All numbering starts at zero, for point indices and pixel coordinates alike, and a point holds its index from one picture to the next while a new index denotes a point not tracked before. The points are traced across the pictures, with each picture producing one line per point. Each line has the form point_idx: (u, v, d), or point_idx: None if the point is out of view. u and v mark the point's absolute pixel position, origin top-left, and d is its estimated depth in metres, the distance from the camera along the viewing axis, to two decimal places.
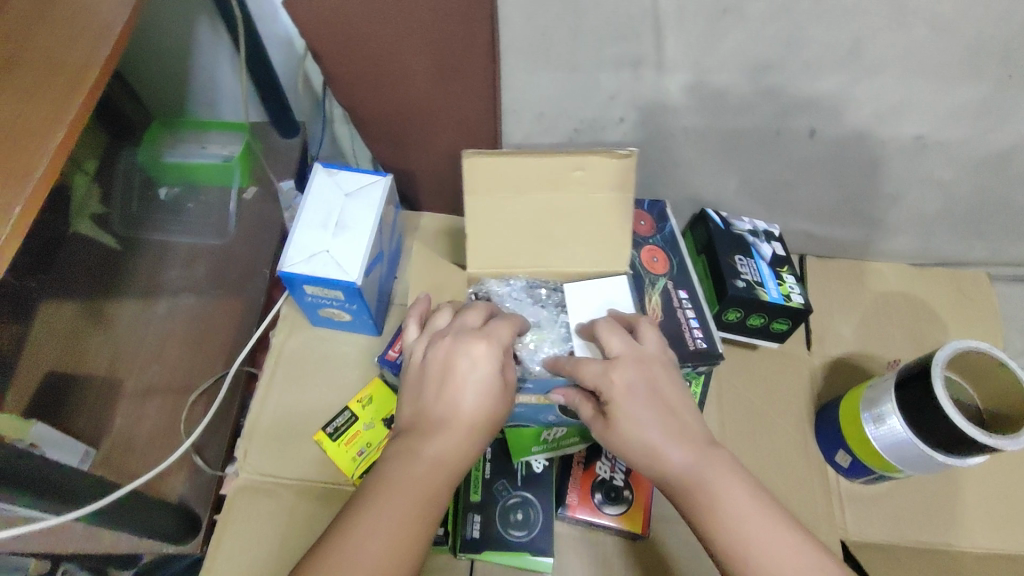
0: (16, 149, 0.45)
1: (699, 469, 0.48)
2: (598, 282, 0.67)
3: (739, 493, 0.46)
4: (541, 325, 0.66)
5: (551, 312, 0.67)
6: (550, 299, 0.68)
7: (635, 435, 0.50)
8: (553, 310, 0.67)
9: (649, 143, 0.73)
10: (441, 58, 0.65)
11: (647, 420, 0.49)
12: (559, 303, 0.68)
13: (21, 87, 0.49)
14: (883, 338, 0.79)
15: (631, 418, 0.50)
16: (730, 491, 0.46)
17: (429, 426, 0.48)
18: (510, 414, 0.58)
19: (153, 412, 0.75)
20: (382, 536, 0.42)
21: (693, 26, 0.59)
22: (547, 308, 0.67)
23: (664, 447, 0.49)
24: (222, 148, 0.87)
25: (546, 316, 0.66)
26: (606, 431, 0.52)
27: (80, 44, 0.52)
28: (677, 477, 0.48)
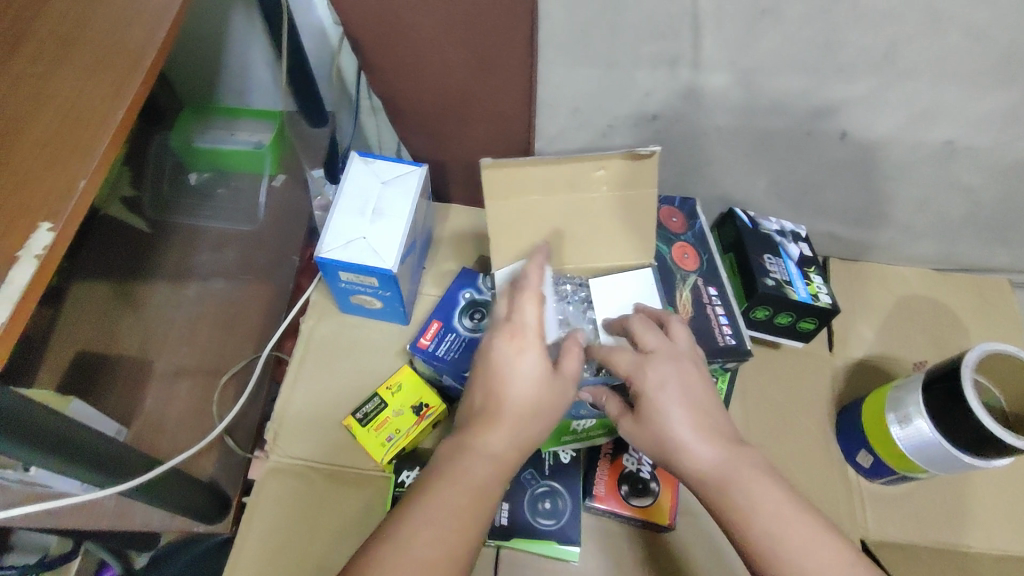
0: (79, 128, 0.47)
1: (735, 462, 0.49)
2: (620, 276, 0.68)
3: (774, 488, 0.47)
4: (569, 322, 0.65)
5: (580, 308, 0.66)
6: (576, 295, 0.67)
7: (660, 429, 0.50)
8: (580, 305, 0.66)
9: (680, 141, 0.74)
10: (479, 51, 0.66)
11: (677, 415, 0.50)
12: (585, 299, 0.67)
13: (81, 68, 0.50)
14: (905, 341, 0.80)
15: (660, 412, 0.50)
16: (765, 485, 0.47)
17: (477, 417, 0.48)
18: None
19: (183, 392, 0.75)
20: (423, 519, 0.43)
21: (731, 27, 0.59)
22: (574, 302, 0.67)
23: (700, 440, 0.49)
24: (252, 134, 0.87)
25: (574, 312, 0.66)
26: (634, 427, 0.53)
27: (137, 25, 0.53)
28: (711, 470, 0.49)
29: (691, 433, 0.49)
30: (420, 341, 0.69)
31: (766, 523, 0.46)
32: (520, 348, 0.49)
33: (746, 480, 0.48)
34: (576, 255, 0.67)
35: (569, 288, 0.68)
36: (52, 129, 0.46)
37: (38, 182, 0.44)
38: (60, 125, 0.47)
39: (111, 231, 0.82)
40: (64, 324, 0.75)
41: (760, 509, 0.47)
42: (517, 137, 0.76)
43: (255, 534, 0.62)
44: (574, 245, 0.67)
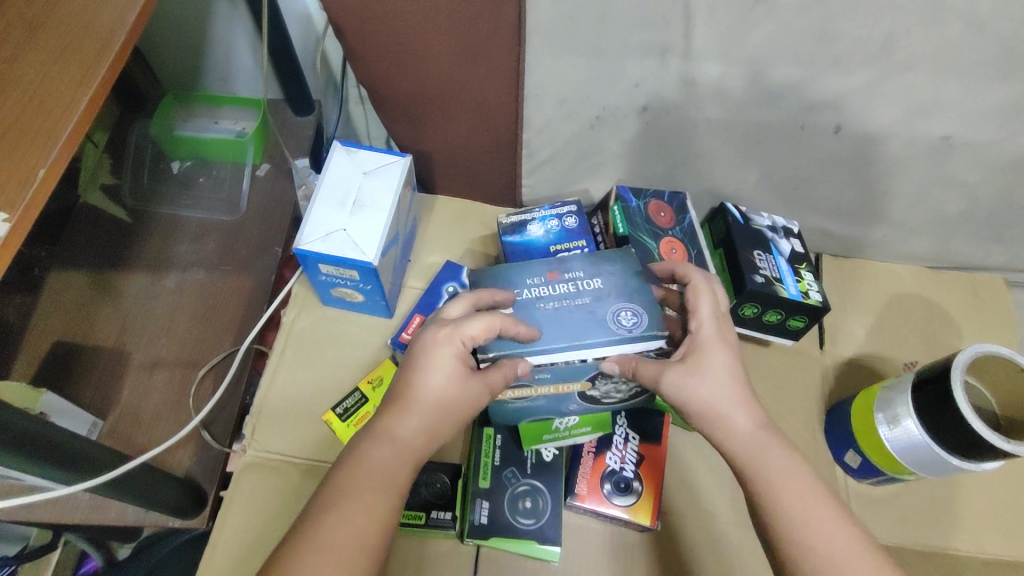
0: (42, 113, 0.45)
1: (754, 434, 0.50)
2: (604, 277, 0.56)
3: (781, 465, 0.49)
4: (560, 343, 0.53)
5: (562, 301, 0.54)
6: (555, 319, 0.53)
7: (713, 385, 0.51)
8: (566, 298, 0.55)
9: (670, 135, 0.72)
10: (465, 43, 0.64)
11: (722, 378, 0.51)
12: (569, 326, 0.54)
13: (47, 50, 0.48)
14: (896, 340, 0.79)
15: (717, 371, 0.52)
16: (768, 464, 0.49)
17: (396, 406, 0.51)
18: (530, 405, 0.59)
19: (161, 385, 0.73)
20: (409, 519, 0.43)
21: (724, 15, 0.58)
22: (562, 287, 0.55)
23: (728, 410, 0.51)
24: (235, 123, 0.87)
25: (556, 303, 0.54)
26: (683, 375, 0.51)
27: (108, 6, 0.51)
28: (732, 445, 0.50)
29: (727, 400, 0.51)
30: (401, 336, 0.69)
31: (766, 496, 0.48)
32: (445, 339, 0.52)
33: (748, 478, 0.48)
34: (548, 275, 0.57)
35: (567, 269, 0.57)
36: (14, 112, 0.45)
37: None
38: (21, 108, 0.45)
39: (92, 220, 0.82)
40: (42, 313, 0.75)
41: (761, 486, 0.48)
42: (503, 129, 0.74)
43: (232, 528, 0.61)
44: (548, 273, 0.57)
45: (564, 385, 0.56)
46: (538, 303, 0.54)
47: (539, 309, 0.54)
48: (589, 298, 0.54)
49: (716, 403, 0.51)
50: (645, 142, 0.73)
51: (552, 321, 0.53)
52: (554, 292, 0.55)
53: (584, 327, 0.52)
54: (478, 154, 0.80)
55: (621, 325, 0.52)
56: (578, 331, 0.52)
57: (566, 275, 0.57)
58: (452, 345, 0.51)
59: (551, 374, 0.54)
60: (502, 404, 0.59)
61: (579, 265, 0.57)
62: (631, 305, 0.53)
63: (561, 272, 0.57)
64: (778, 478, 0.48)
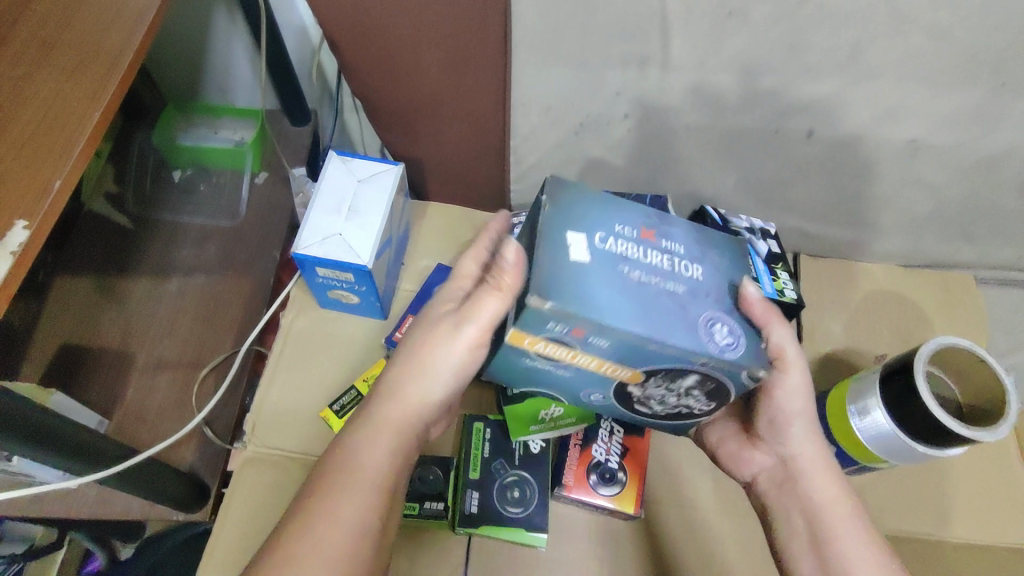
0: (58, 128, 0.48)
1: (819, 493, 0.56)
2: (710, 267, 0.49)
3: (839, 524, 0.54)
4: (642, 314, 0.43)
5: (651, 275, 0.46)
6: (638, 286, 0.45)
7: (794, 440, 0.58)
8: (658, 272, 0.46)
9: (650, 140, 0.75)
10: (454, 54, 0.68)
11: (810, 432, 0.58)
12: (652, 288, 0.45)
13: (62, 68, 0.51)
14: (870, 335, 0.82)
15: (802, 427, 0.57)
16: (830, 524, 0.54)
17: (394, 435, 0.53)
18: (550, 375, 0.51)
19: (167, 384, 0.76)
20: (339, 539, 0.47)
21: (700, 28, 0.61)
22: (656, 256, 0.47)
23: (808, 468, 0.57)
24: (234, 132, 0.90)
25: (642, 273, 0.45)
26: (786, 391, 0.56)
27: (116, 28, 0.55)
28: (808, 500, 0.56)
29: (805, 461, 0.57)
30: (394, 335, 0.72)
31: (817, 548, 0.54)
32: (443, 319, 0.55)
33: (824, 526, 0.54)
34: (640, 223, 0.48)
35: (665, 237, 0.49)
36: (30, 128, 0.48)
37: (14, 181, 0.45)
38: (37, 124, 0.48)
39: (94, 226, 0.85)
40: (46, 320, 0.77)
41: (816, 537, 0.54)
42: (492, 137, 0.78)
43: (234, 523, 0.64)
44: (640, 219, 0.49)
45: (609, 366, 0.47)
46: (623, 265, 0.45)
47: (620, 271, 0.45)
48: (685, 289, 0.46)
49: (798, 466, 0.58)
50: (629, 146, 0.77)
51: (634, 295, 0.44)
52: (644, 259, 0.46)
53: (670, 324, 0.44)
54: (467, 159, 0.83)
55: (715, 341, 0.45)
56: (663, 325, 0.43)
57: (662, 239, 0.48)
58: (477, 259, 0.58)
59: (606, 346, 0.44)
60: (507, 352, 0.50)
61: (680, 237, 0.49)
62: (729, 321, 0.46)
63: (658, 236, 0.48)
64: (843, 540, 0.53)
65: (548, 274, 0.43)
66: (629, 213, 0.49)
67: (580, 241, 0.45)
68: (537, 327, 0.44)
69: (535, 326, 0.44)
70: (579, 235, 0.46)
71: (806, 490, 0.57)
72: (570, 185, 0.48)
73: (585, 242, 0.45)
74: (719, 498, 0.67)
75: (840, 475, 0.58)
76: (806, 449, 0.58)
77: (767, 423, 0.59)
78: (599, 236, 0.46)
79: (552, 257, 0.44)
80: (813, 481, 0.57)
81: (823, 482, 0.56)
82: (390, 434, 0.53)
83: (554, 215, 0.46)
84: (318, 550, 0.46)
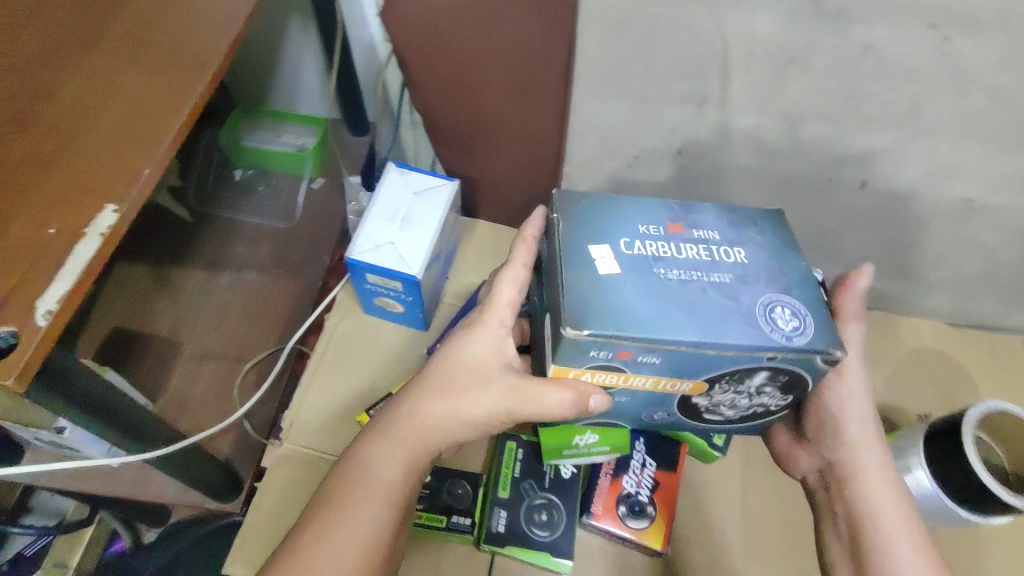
0: (150, 120, 0.51)
1: (876, 499, 0.56)
2: (755, 254, 0.49)
3: (893, 531, 0.54)
4: (691, 318, 0.44)
5: (689, 272, 0.47)
6: (682, 287, 0.46)
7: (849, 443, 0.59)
8: (696, 270, 0.47)
9: (702, 176, 0.76)
10: (518, 77, 0.72)
11: (868, 437, 0.59)
12: (698, 287, 0.46)
13: (155, 66, 0.55)
14: (913, 392, 0.80)
15: (862, 433, 0.59)
16: (882, 531, 0.54)
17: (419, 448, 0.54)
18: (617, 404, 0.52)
19: (211, 374, 0.78)
20: (355, 547, 0.49)
21: (760, 72, 0.63)
22: (693, 252, 0.48)
23: (865, 471, 0.58)
24: (297, 138, 0.93)
25: (680, 274, 0.46)
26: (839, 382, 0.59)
27: (207, 31, 0.58)
28: (866, 503, 0.56)
29: (867, 464, 0.58)
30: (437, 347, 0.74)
31: (860, 556, 0.55)
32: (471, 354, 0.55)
33: (880, 535, 0.54)
34: (665, 223, 0.50)
35: (695, 228, 0.50)
36: (123, 119, 0.51)
37: (105, 167, 0.48)
38: (131, 116, 0.51)
39: (155, 216, 0.88)
40: (104, 301, 0.80)
41: (858, 541, 0.55)
42: (546, 160, 0.81)
43: (264, 518, 0.64)
44: (670, 216, 0.51)
45: (668, 380, 0.47)
46: (659, 268, 0.47)
47: (656, 274, 0.46)
48: (730, 277, 0.47)
49: (855, 467, 0.58)
50: (679, 182, 0.78)
51: (677, 298, 0.45)
52: (678, 256, 0.48)
53: (721, 317, 0.44)
54: (520, 181, 0.87)
55: (778, 329, 0.44)
56: (716, 325, 0.43)
57: (692, 232, 0.50)
58: (513, 283, 0.55)
59: (660, 360, 0.44)
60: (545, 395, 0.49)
61: (711, 228, 0.50)
62: (789, 302, 0.46)
63: (687, 229, 0.50)
64: (901, 550, 0.53)
65: (583, 297, 0.44)
66: (657, 215, 0.51)
67: (609, 257, 0.47)
68: (580, 358, 0.45)
69: (576, 356, 0.45)
70: (603, 252, 0.47)
71: (865, 497, 0.57)
72: (591, 199, 0.51)
73: (615, 252, 0.47)
74: (749, 543, 0.66)
75: (900, 484, 0.57)
76: (864, 455, 0.59)
77: (811, 409, 0.61)
78: (625, 243, 0.48)
79: (583, 275, 0.46)
80: (866, 484, 0.57)
81: (880, 487, 0.57)
82: (404, 447, 0.53)
83: (569, 236, 0.48)
84: (335, 561, 0.48)
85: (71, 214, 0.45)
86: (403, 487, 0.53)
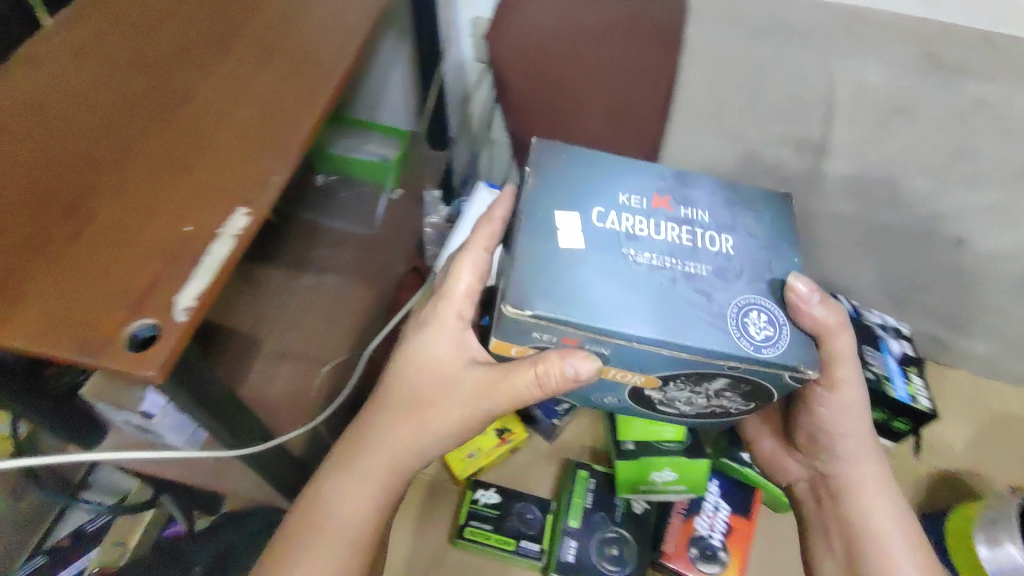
0: (279, 126, 0.53)
1: (871, 518, 0.56)
2: (739, 245, 0.46)
3: (892, 552, 0.54)
4: (642, 308, 0.41)
5: (666, 258, 0.44)
6: (646, 273, 0.43)
7: (847, 458, 0.57)
8: (673, 257, 0.44)
9: (793, 221, 0.75)
10: (619, 109, 0.72)
11: (868, 455, 0.57)
12: (663, 275, 0.43)
13: (282, 73, 0.57)
14: (996, 459, 0.77)
15: (858, 449, 0.57)
16: (875, 551, 0.54)
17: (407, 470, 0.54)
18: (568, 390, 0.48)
19: (291, 375, 0.79)
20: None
21: (865, 121, 0.67)
22: (671, 236, 0.45)
23: (862, 487, 0.57)
24: (380, 149, 0.95)
25: (651, 260, 0.44)
26: (829, 395, 0.54)
27: (332, 41, 0.60)
28: (863, 520, 0.56)
29: (861, 481, 0.57)
30: None
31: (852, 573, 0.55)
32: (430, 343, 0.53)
33: (873, 554, 0.54)
34: (647, 199, 0.47)
35: (683, 207, 0.47)
36: (254, 123, 0.53)
37: (239, 169, 0.50)
38: (261, 121, 0.53)
39: None
40: None
41: (852, 560, 0.55)
42: None
43: None
44: (657, 194, 0.48)
45: (623, 372, 0.44)
46: (630, 248, 0.44)
47: (624, 255, 0.44)
48: (708, 270, 0.44)
49: (848, 481, 0.57)
50: None
51: (643, 284, 0.43)
52: (656, 237, 0.45)
53: (684, 313, 0.42)
54: None
55: (749, 334, 0.42)
56: (678, 323, 0.41)
57: (677, 213, 0.47)
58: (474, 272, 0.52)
59: (610, 351, 0.42)
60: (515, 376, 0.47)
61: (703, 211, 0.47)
62: (766, 308, 0.44)
63: (674, 206, 0.47)
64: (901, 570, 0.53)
65: (537, 277, 0.42)
66: (641, 193, 0.47)
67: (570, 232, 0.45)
68: (520, 337, 0.44)
69: (519, 335, 0.44)
70: (569, 225, 0.45)
71: (860, 516, 0.56)
72: (570, 160, 0.48)
73: (585, 226, 0.45)
74: None
75: (898, 497, 0.57)
76: (859, 472, 0.57)
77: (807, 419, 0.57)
78: (599, 214, 0.46)
79: (543, 246, 0.44)
80: (861, 499, 0.56)
81: (874, 505, 0.56)
82: (373, 476, 0.53)
83: (537, 204, 0.46)
84: None
85: (209, 214, 0.46)
86: (374, 513, 0.54)
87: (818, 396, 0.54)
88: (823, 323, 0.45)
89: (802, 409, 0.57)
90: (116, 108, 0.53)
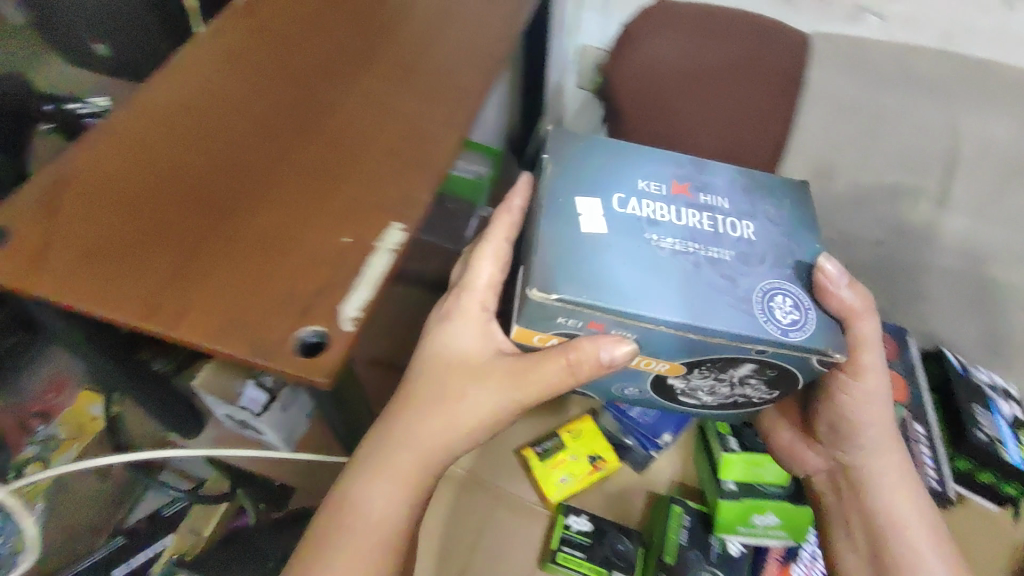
0: (423, 146, 0.55)
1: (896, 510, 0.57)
2: (763, 228, 0.44)
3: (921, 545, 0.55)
4: (674, 293, 0.39)
5: (688, 243, 0.42)
6: (673, 256, 0.41)
7: (875, 452, 0.59)
8: (699, 242, 0.42)
9: (900, 271, 0.73)
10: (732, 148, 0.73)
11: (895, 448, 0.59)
12: (691, 261, 0.41)
13: (425, 94, 0.59)
14: None
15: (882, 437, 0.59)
16: (903, 543, 0.56)
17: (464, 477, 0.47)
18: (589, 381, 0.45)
19: (371, 378, 0.75)
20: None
21: (986, 177, 0.66)
22: (693, 220, 0.43)
23: (883, 480, 0.59)
24: (473, 166, 0.96)
25: (672, 242, 0.42)
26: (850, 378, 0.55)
27: (470, 66, 0.61)
28: (891, 517, 0.57)
29: (888, 471, 0.59)
30: None
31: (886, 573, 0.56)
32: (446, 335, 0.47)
33: (906, 547, 0.55)
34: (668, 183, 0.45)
35: (703, 191, 0.45)
36: (400, 141, 0.55)
37: (389, 186, 0.51)
38: (407, 140, 0.55)
39: None
40: None
41: (879, 557, 0.56)
42: None
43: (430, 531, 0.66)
44: (677, 178, 0.46)
45: (649, 362, 0.42)
46: (652, 232, 0.42)
47: (645, 239, 0.41)
48: (731, 255, 0.42)
49: (872, 476, 0.59)
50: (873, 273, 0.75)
51: (664, 266, 0.40)
52: (677, 222, 0.43)
53: (713, 297, 0.39)
54: None
55: (776, 318, 0.39)
56: (704, 307, 0.39)
57: (699, 196, 0.45)
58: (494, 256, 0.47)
59: (637, 338, 0.39)
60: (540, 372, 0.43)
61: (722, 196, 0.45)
62: (793, 292, 0.41)
63: (693, 191, 0.45)
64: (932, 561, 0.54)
65: (556, 259, 0.39)
66: (660, 176, 0.45)
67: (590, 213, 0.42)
68: (544, 323, 0.41)
69: (540, 322, 0.40)
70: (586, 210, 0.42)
71: (889, 514, 0.57)
72: (580, 145, 0.46)
73: (604, 208, 0.43)
74: None
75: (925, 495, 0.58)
76: (878, 465, 0.59)
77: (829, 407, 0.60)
78: (619, 199, 0.43)
79: (563, 230, 0.41)
80: (887, 493, 0.58)
81: (908, 511, 0.57)
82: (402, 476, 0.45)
83: (554, 187, 0.43)
84: None
85: (366, 229, 0.48)
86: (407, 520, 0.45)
87: (841, 383, 0.56)
88: (848, 306, 0.42)
89: (824, 399, 0.59)
90: (268, 117, 0.55)
